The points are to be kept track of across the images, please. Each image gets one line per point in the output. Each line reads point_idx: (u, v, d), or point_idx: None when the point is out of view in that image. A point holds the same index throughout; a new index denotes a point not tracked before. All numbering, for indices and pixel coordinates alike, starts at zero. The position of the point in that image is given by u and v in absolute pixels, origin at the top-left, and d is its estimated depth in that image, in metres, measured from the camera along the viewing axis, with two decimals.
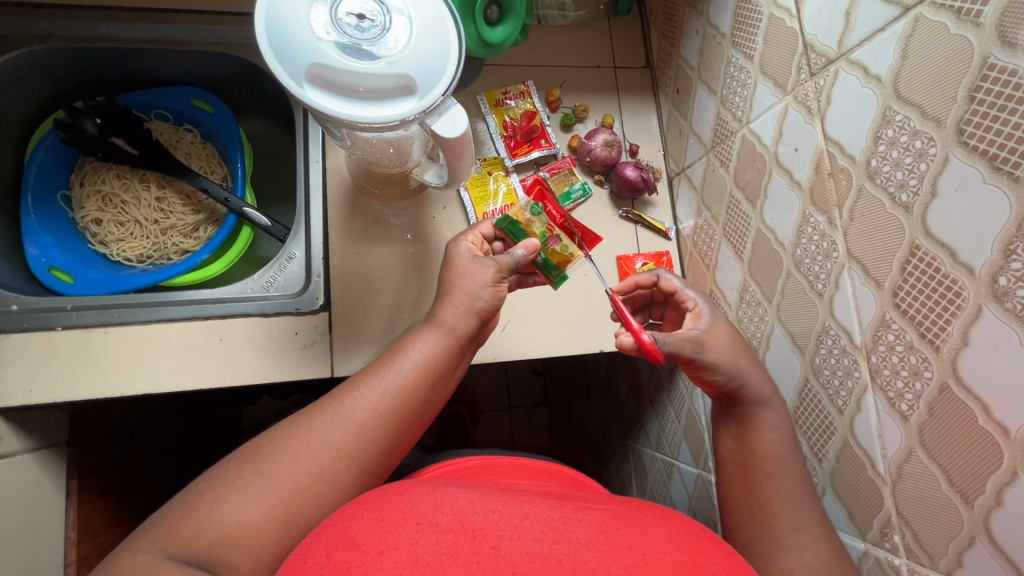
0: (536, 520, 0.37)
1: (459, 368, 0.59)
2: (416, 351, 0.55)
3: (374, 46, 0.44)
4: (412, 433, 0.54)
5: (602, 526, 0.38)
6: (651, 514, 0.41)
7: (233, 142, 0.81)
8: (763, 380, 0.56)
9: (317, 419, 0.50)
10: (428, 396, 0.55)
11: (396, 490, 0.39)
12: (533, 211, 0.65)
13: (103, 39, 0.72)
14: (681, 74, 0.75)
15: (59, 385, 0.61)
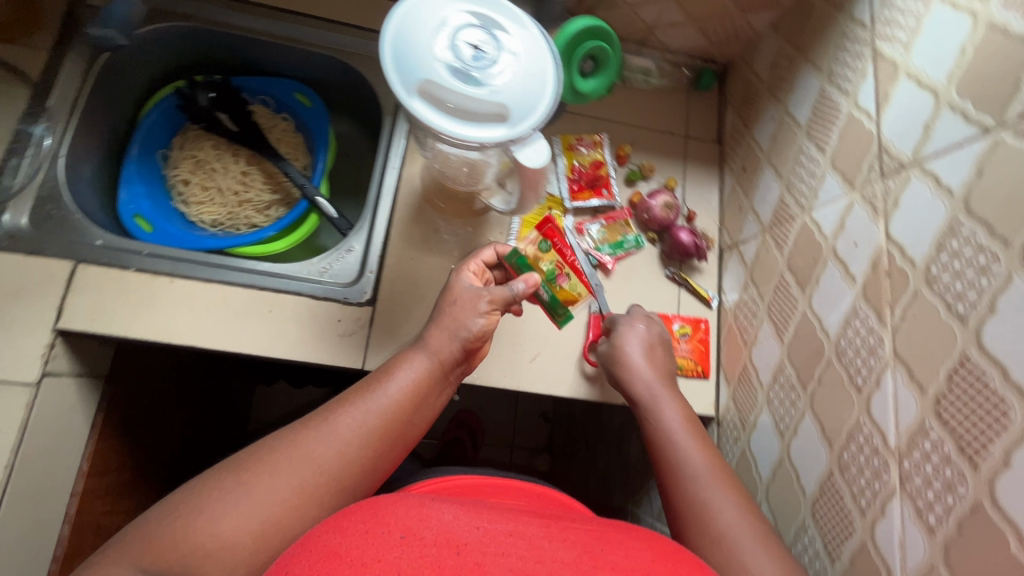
0: (519, 538, 0.39)
1: (444, 392, 0.62)
2: (402, 377, 0.58)
3: (481, 73, 0.48)
4: (397, 454, 0.56)
5: (587, 548, 0.39)
6: (636, 540, 0.42)
7: (321, 137, 0.87)
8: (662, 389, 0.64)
9: (306, 436, 0.52)
10: (411, 420, 0.57)
11: (378, 501, 0.40)
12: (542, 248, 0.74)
13: (234, 27, 0.80)
14: (750, 154, 0.78)
15: (119, 324, 0.65)
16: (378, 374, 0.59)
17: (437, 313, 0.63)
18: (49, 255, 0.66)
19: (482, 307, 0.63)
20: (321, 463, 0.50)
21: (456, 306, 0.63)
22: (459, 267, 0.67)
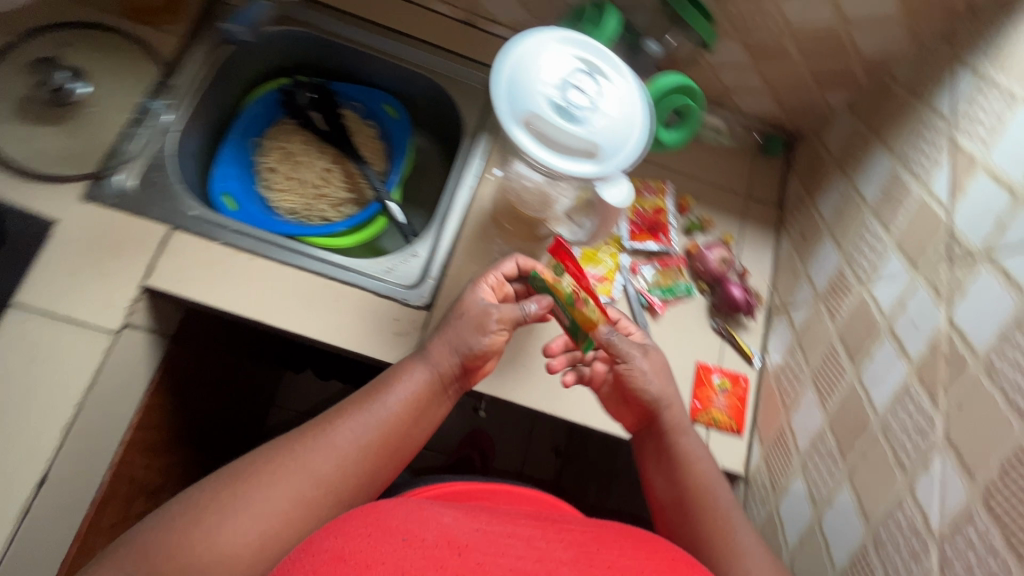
0: (516, 540, 0.44)
1: (442, 407, 0.65)
2: (404, 387, 0.62)
3: (580, 114, 0.52)
4: (392, 468, 0.60)
5: (584, 547, 0.44)
6: (629, 538, 0.48)
7: (401, 147, 0.94)
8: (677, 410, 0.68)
9: (304, 451, 0.56)
10: (408, 432, 0.61)
11: (380, 505, 0.44)
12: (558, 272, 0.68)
13: (341, 37, 0.86)
14: (811, 222, 0.80)
15: (198, 291, 0.70)
16: (382, 385, 0.63)
17: (439, 329, 0.66)
18: (150, 218, 0.72)
19: (494, 327, 0.65)
20: (319, 473, 0.55)
21: (462, 325, 0.65)
22: (472, 284, 0.68)
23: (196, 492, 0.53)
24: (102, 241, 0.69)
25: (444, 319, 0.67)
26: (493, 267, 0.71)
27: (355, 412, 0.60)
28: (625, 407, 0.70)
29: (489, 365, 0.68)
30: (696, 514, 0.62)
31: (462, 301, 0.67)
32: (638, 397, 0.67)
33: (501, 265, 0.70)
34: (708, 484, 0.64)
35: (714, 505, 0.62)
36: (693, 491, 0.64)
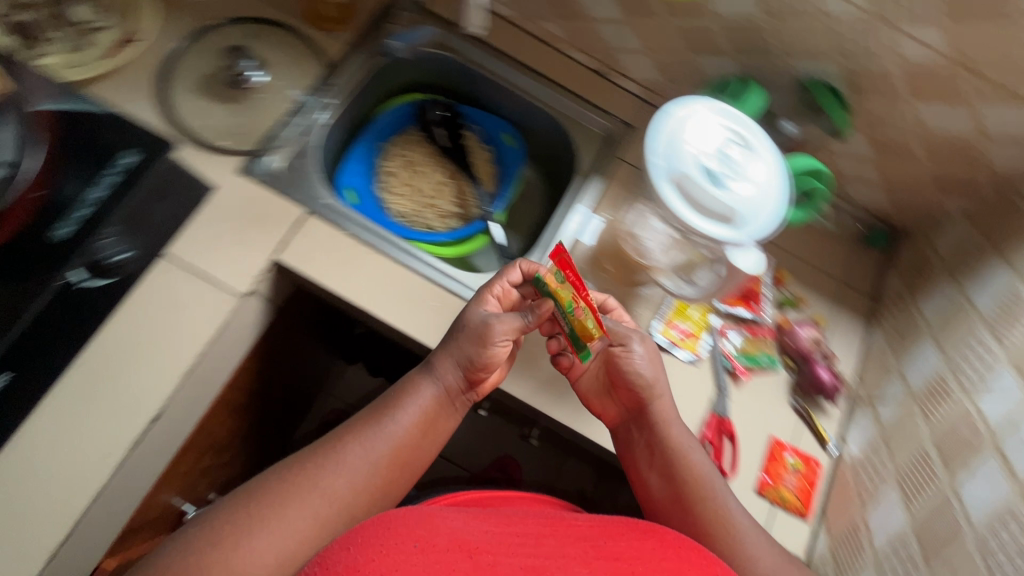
0: (517, 535, 0.57)
1: (448, 418, 0.72)
2: (414, 402, 0.70)
3: (725, 182, 0.55)
4: (401, 482, 0.68)
5: (592, 541, 0.58)
6: (637, 531, 0.60)
7: (511, 176, 1.00)
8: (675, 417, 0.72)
9: (316, 475, 0.63)
10: (419, 445, 0.69)
11: (391, 516, 0.55)
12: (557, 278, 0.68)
13: (482, 67, 0.92)
14: (909, 319, 0.80)
15: (321, 272, 0.76)
16: (392, 403, 0.70)
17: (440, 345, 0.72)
18: (292, 200, 0.78)
19: (500, 342, 0.69)
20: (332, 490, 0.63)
21: (463, 339, 0.70)
22: (478, 300, 0.72)
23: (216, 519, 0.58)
24: (249, 211, 0.76)
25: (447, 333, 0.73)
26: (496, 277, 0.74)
27: (365, 434, 0.67)
28: (611, 397, 0.75)
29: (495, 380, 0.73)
30: (698, 511, 0.68)
31: (463, 317, 0.72)
32: (633, 387, 0.72)
33: (502, 275, 0.74)
34: (706, 480, 0.69)
35: (710, 501, 0.69)
36: (690, 488, 0.69)
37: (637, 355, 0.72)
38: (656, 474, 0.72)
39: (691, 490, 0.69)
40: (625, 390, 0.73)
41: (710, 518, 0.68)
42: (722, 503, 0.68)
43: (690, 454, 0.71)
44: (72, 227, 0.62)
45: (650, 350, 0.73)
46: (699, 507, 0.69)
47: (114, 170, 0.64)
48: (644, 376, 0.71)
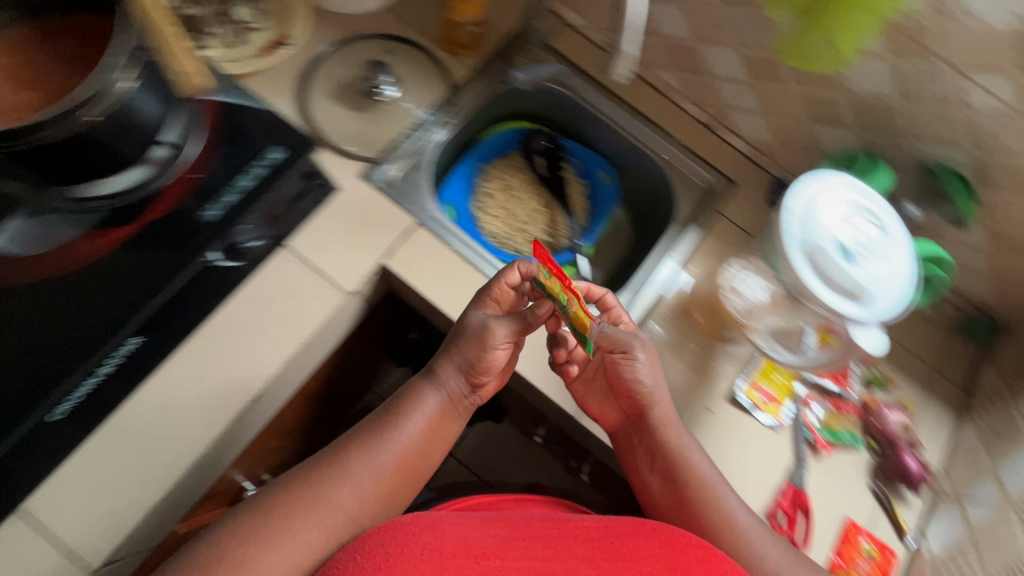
0: (524, 539, 0.62)
1: (452, 423, 0.75)
2: (420, 412, 0.72)
3: (858, 259, 0.55)
4: (409, 487, 0.71)
5: (598, 542, 0.63)
6: (645, 530, 0.64)
7: (602, 212, 1.01)
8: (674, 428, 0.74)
9: (323, 490, 0.65)
10: (425, 452, 0.72)
11: (405, 520, 0.61)
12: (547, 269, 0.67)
13: (595, 106, 0.95)
14: (1008, 421, 0.77)
15: (423, 281, 0.79)
16: (393, 411, 0.72)
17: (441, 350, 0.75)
18: (404, 209, 0.82)
19: (500, 347, 0.71)
20: (337, 501, 0.65)
21: (464, 342, 0.72)
22: (477, 303, 0.74)
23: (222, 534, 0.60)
24: (365, 213, 0.80)
25: (449, 337, 0.75)
26: (492, 280, 0.74)
27: (367, 444, 0.69)
28: (611, 402, 0.77)
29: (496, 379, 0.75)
30: (706, 521, 0.69)
31: (462, 324, 0.73)
32: (633, 392, 0.74)
33: (498, 283, 0.73)
34: (711, 488, 0.70)
35: (718, 511, 0.69)
36: (694, 498, 0.70)
37: (639, 361, 0.73)
38: (660, 483, 0.73)
39: (695, 500, 0.70)
40: (622, 392, 0.75)
41: (720, 526, 0.68)
42: (729, 509, 0.69)
43: (692, 464, 0.71)
44: (219, 210, 0.66)
45: (650, 350, 0.74)
46: (705, 517, 0.69)
47: (263, 163, 0.69)
48: (643, 383, 0.73)
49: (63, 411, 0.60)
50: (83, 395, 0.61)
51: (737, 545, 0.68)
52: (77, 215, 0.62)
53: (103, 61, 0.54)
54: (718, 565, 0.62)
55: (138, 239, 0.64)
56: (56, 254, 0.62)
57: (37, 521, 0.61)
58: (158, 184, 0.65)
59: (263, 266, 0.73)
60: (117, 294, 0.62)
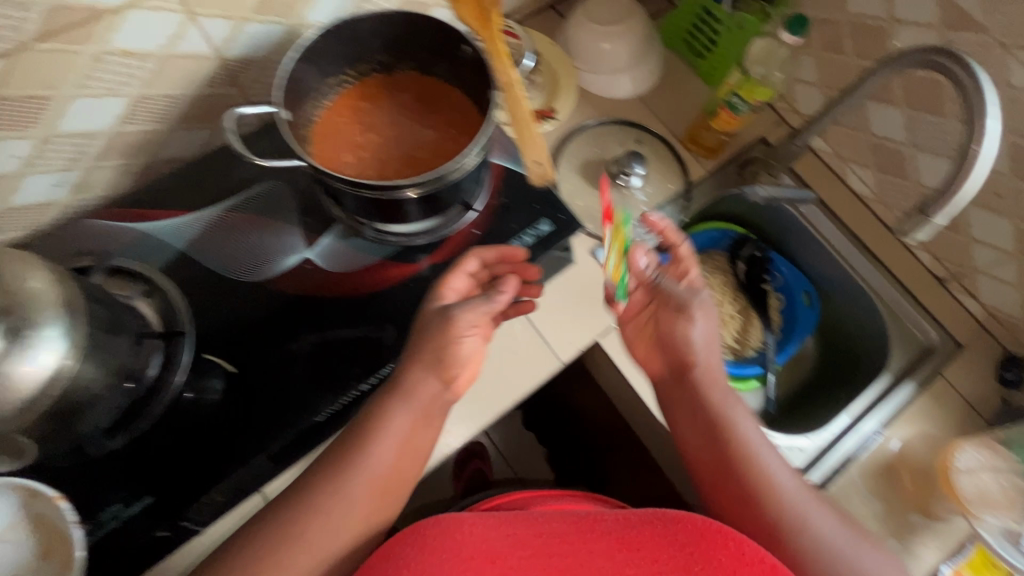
0: (545, 539, 0.55)
1: (422, 427, 0.62)
2: (391, 434, 0.60)
3: None
4: (392, 501, 0.60)
5: (614, 540, 0.55)
6: (660, 521, 0.56)
7: (797, 333, 0.98)
8: (720, 397, 0.69)
9: (296, 522, 0.55)
10: (401, 466, 0.60)
11: (426, 523, 0.56)
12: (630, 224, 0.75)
13: (823, 233, 0.94)
14: None
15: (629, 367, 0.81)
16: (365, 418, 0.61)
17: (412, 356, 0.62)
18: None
19: (469, 332, 0.61)
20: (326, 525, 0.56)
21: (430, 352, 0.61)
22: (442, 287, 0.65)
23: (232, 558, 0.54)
24: (589, 287, 0.83)
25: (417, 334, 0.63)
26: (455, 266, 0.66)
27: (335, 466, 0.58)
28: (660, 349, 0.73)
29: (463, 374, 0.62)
30: (743, 487, 0.63)
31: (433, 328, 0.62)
32: (683, 350, 0.71)
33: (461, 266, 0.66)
34: (751, 447, 0.65)
35: (761, 478, 0.63)
36: (733, 457, 0.65)
37: (695, 320, 0.71)
38: (691, 442, 0.69)
39: (733, 465, 0.65)
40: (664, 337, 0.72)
41: (764, 495, 0.62)
42: (773, 470, 0.64)
43: (732, 424, 0.67)
44: None
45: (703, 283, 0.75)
46: (747, 486, 0.63)
47: (532, 231, 0.74)
48: (695, 343, 0.70)
49: (328, 412, 0.64)
50: (341, 405, 0.65)
51: (782, 521, 0.61)
52: (375, 244, 0.71)
53: (462, 142, 0.60)
54: (738, 550, 0.53)
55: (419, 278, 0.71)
56: (353, 274, 0.70)
57: None
58: (446, 234, 0.73)
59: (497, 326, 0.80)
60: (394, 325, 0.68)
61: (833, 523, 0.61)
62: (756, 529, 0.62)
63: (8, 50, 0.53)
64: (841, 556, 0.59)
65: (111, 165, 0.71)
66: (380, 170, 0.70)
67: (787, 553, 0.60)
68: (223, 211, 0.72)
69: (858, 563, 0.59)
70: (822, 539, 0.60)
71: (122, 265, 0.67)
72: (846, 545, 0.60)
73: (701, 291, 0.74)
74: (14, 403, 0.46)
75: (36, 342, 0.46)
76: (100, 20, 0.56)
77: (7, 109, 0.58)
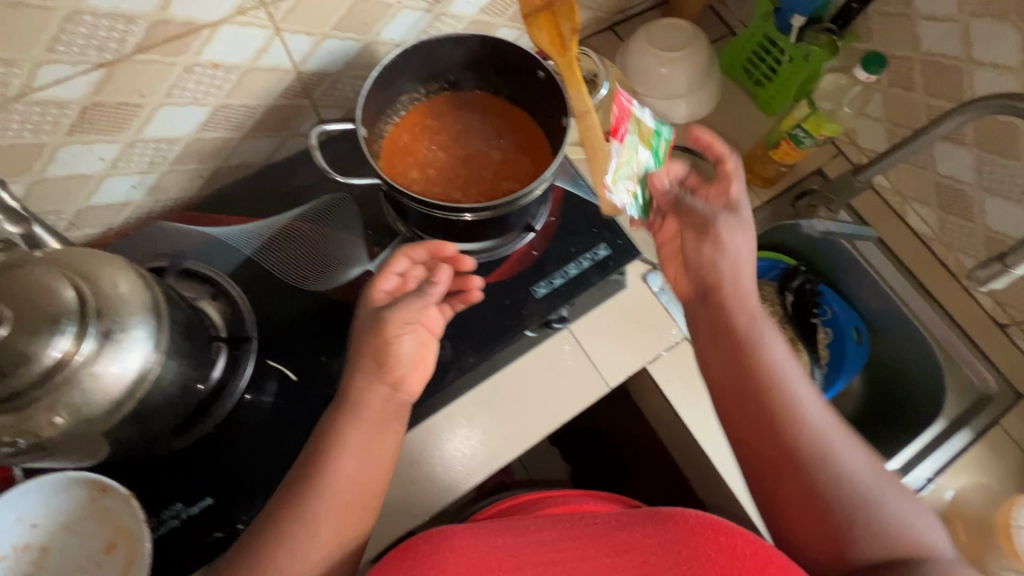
0: (534, 556, 0.54)
1: (380, 434, 0.59)
2: (353, 448, 0.57)
3: None
4: (366, 504, 0.57)
5: (607, 540, 0.56)
6: (653, 521, 0.57)
7: (850, 367, 0.95)
8: (748, 323, 0.64)
9: (351, 536, 0.56)
10: (370, 473, 0.58)
11: (416, 539, 0.56)
12: (662, 144, 0.72)
13: (880, 272, 0.93)
14: None
15: (677, 396, 0.80)
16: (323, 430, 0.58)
17: (368, 370, 0.59)
18: (671, 319, 0.83)
19: (405, 329, 0.59)
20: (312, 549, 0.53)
21: (374, 362, 0.59)
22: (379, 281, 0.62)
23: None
24: (638, 313, 0.83)
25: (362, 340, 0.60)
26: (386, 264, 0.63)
27: (307, 485, 0.55)
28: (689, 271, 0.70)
29: (404, 372, 0.60)
30: (770, 417, 0.59)
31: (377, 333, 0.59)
32: (713, 271, 0.66)
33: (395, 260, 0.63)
34: (781, 375, 0.61)
35: (791, 407, 0.59)
36: (762, 384, 0.60)
37: (731, 238, 0.66)
38: (716, 369, 0.65)
39: (761, 393, 0.60)
40: (691, 252, 0.68)
41: (792, 425, 0.58)
42: (804, 399, 0.59)
43: (761, 348, 0.62)
44: (548, 288, 0.73)
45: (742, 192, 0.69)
46: (775, 416, 0.59)
47: (589, 255, 0.75)
48: (727, 264, 0.65)
49: None
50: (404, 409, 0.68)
51: (811, 455, 0.57)
52: None
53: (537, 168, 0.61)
54: (728, 543, 0.54)
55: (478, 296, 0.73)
56: None
57: None
58: (503, 254, 0.74)
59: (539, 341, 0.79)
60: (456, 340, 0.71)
61: (863, 457, 0.57)
62: (782, 461, 0.58)
63: (109, 59, 0.55)
64: (874, 494, 0.55)
65: (184, 168, 0.73)
66: (443, 187, 0.71)
67: (815, 489, 0.56)
68: (292, 220, 0.74)
69: (890, 503, 0.55)
70: (853, 474, 0.56)
71: (194, 268, 0.69)
72: (878, 484, 0.56)
73: (741, 209, 0.68)
74: (103, 402, 0.47)
75: (124, 342, 0.48)
76: (196, 34, 0.58)
77: (100, 115, 0.59)
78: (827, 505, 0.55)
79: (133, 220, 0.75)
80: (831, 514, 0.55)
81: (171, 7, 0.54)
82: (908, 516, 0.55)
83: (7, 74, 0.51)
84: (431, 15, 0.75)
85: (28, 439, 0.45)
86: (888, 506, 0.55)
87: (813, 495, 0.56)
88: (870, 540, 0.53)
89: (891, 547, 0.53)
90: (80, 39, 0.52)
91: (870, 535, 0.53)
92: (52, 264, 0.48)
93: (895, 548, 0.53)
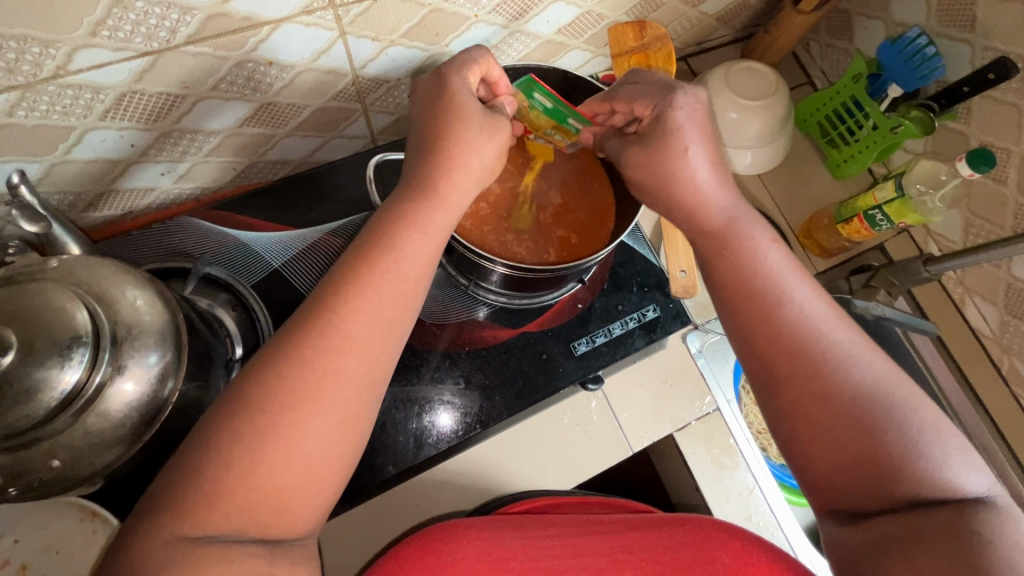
0: (544, 559, 0.50)
1: (433, 236, 0.48)
2: (408, 253, 0.45)
3: None
4: (399, 315, 0.44)
5: (625, 540, 0.52)
6: (676, 523, 0.53)
7: None
8: (764, 247, 0.50)
9: None
10: (405, 278, 0.44)
11: (435, 526, 0.51)
12: (542, 97, 0.56)
13: (926, 369, 0.86)
14: None
15: (702, 472, 0.73)
16: (378, 228, 0.46)
17: (446, 167, 0.50)
18: (706, 386, 0.75)
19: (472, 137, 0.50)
20: (335, 372, 0.40)
21: (433, 170, 0.50)
22: (461, 69, 0.52)
23: (222, 423, 0.37)
24: (673, 374, 0.75)
25: (432, 115, 0.51)
26: (465, 54, 0.54)
27: (354, 287, 0.43)
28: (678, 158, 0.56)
29: (464, 162, 0.50)
30: (763, 334, 0.47)
31: (457, 109, 0.50)
32: (717, 210, 0.52)
33: (485, 59, 0.54)
34: (776, 288, 0.48)
35: (787, 324, 0.46)
36: (755, 283, 0.48)
37: (688, 116, 0.52)
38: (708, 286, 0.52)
39: (751, 312, 0.48)
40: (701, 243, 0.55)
41: (789, 343, 0.46)
42: (801, 313, 0.47)
43: (752, 259, 0.49)
44: (589, 345, 0.73)
45: (696, 104, 0.53)
46: (773, 322, 0.47)
47: (638, 316, 0.75)
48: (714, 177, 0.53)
49: (399, 467, 0.65)
50: (428, 455, 0.66)
51: (815, 378, 0.44)
52: (477, 303, 0.72)
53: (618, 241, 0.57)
54: (745, 550, 0.50)
55: (514, 344, 0.71)
56: (456, 326, 0.71)
57: (325, 553, 0.62)
58: (548, 301, 0.73)
59: (557, 394, 0.71)
60: (492, 393, 0.69)
61: (881, 373, 0.44)
62: (786, 384, 0.45)
63: (155, 48, 0.49)
64: (895, 419, 0.42)
65: (219, 160, 0.67)
66: (494, 225, 0.66)
67: (826, 390, 0.44)
68: (327, 232, 0.71)
69: (914, 407, 0.43)
70: (867, 398, 0.43)
71: (214, 274, 0.65)
72: (898, 392, 0.43)
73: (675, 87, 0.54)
74: (110, 438, 0.43)
75: (135, 373, 0.43)
76: (255, 30, 0.52)
77: (139, 102, 0.54)
78: (835, 403, 0.43)
79: (155, 205, 0.69)
80: (846, 426, 0.43)
81: (232, 1, 0.48)
82: (937, 437, 0.42)
83: (41, 54, 0.45)
84: (507, 31, 0.68)
85: (18, 486, 0.42)
86: (916, 431, 0.42)
87: (821, 424, 0.44)
88: (896, 471, 0.41)
89: (920, 480, 0.40)
90: (129, 25, 0.46)
91: (895, 467, 0.41)
92: (65, 280, 0.44)
93: (927, 483, 0.40)
